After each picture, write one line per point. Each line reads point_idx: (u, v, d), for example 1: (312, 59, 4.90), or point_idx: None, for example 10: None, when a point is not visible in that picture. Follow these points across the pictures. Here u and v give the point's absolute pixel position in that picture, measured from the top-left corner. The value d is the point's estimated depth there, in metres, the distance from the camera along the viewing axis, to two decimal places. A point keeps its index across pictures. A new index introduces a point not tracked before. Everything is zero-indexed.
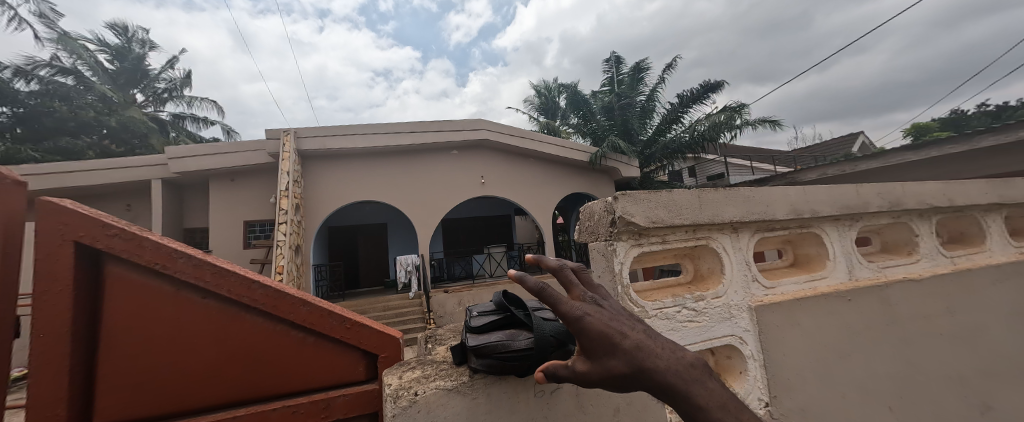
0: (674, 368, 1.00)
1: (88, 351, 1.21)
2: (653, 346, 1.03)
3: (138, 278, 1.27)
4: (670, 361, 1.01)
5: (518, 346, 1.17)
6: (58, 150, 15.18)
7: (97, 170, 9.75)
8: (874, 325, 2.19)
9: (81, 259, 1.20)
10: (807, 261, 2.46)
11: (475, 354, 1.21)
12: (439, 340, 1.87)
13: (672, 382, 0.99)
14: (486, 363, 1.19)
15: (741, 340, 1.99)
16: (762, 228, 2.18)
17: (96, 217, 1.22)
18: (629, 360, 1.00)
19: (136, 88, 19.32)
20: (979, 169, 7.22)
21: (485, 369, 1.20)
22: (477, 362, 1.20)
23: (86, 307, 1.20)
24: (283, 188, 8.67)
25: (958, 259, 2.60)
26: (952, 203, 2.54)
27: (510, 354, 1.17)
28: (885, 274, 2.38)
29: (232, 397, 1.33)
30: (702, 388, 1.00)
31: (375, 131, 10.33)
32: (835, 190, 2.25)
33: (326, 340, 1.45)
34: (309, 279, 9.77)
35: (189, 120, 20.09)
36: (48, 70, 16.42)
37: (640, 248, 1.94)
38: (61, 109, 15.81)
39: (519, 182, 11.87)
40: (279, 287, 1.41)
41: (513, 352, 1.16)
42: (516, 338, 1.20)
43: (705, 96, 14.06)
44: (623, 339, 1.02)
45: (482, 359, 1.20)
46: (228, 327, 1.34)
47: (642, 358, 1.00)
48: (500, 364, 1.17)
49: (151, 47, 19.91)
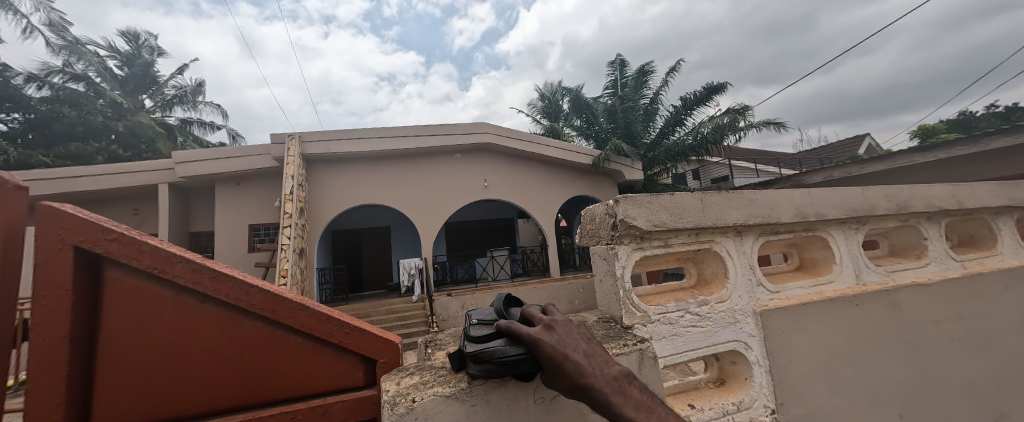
0: (606, 382, 1.08)
1: (86, 356, 1.21)
2: (586, 365, 1.09)
3: (137, 282, 1.27)
4: (600, 378, 1.07)
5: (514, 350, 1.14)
6: (68, 154, 15.41)
7: (105, 175, 9.87)
8: (882, 330, 2.15)
9: (82, 263, 1.20)
10: (813, 265, 2.42)
11: (473, 359, 1.19)
12: (438, 344, 1.86)
13: (606, 394, 1.06)
14: (483, 370, 1.17)
15: (746, 346, 1.95)
16: (767, 231, 2.15)
17: (97, 222, 1.22)
18: (571, 378, 1.06)
19: (145, 93, 19.62)
20: (988, 171, 7.11)
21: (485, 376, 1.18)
22: (475, 368, 1.18)
23: (84, 312, 1.20)
24: (287, 192, 8.69)
25: (969, 263, 2.54)
26: (962, 205, 2.49)
27: (508, 358, 1.13)
28: (895, 277, 2.32)
29: (230, 402, 1.32)
30: (623, 395, 1.07)
31: (378, 134, 10.38)
32: (841, 193, 2.21)
33: (324, 345, 1.43)
34: (312, 283, 9.80)
35: (196, 125, 20.31)
36: (60, 76, 16.71)
37: (642, 251, 1.92)
38: (71, 114, 16.03)
39: (522, 185, 11.86)
40: (278, 292, 1.41)
41: (507, 357, 1.13)
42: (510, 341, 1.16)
43: (709, 98, 13.99)
44: (565, 360, 1.07)
45: (479, 364, 1.19)
46: (225, 331, 1.33)
47: (578, 377, 1.06)
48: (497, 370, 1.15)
49: (160, 53, 20.25)
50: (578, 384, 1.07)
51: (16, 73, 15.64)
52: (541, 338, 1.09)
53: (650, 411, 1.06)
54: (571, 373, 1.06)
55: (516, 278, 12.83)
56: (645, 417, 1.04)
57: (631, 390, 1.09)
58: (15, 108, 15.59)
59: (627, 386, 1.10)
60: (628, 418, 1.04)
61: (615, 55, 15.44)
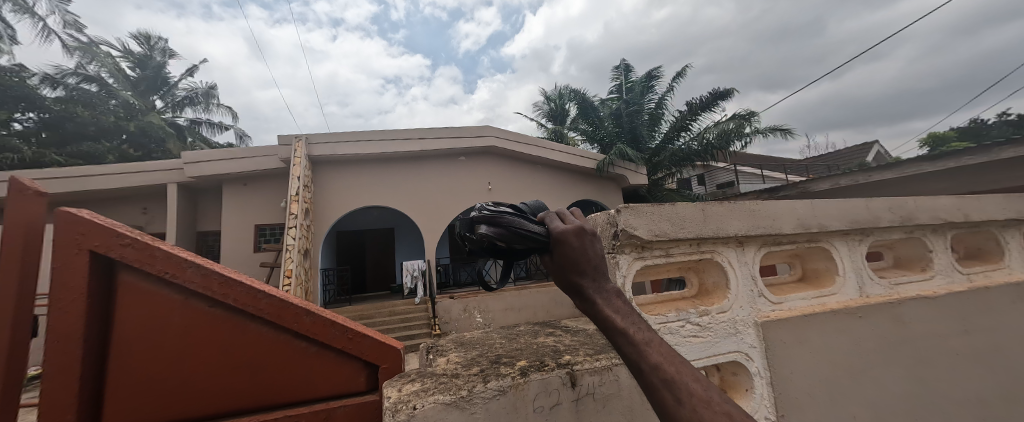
0: (595, 289, 1.03)
1: (99, 357, 1.24)
2: (588, 263, 1.04)
3: (149, 286, 1.30)
4: (592, 278, 1.04)
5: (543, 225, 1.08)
6: (80, 153, 15.69)
7: (116, 174, 10.03)
8: (885, 343, 2.13)
9: (97, 267, 1.25)
10: (815, 276, 2.41)
11: (487, 222, 1.01)
12: (439, 351, 1.88)
13: (593, 296, 1.03)
14: (501, 229, 0.99)
15: (747, 357, 1.94)
16: (769, 242, 2.15)
17: (111, 227, 1.27)
18: (570, 272, 1.04)
19: (156, 94, 19.97)
20: (998, 181, 7.03)
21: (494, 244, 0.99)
22: (488, 228, 0.99)
23: (97, 315, 1.23)
24: (293, 193, 8.79)
25: (975, 276, 2.51)
26: (968, 218, 2.47)
27: (529, 234, 1.01)
28: (900, 290, 2.30)
29: (233, 405, 1.34)
30: (611, 301, 1.02)
31: (384, 137, 10.48)
32: (844, 203, 2.21)
33: (328, 351, 1.46)
34: (316, 284, 9.87)
35: (206, 125, 20.62)
36: (74, 78, 17.07)
37: (643, 261, 1.93)
38: (84, 114, 16.31)
39: (525, 189, 11.88)
40: (284, 297, 1.44)
41: (534, 229, 1.01)
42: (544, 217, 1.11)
43: (714, 104, 13.94)
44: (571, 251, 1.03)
45: (494, 228, 1.00)
46: (231, 334, 1.36)
47: (572, 272, 1.04)
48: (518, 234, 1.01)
49: (171, 55, 20.62)
50: (571, 281, 1.05)
51: (32, 74, 16.00)
52: (568, 231, 1.03)
53: (630, 316, 1.01)
54: (571, 270, 1.03)
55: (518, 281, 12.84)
56: (622, 320, 0.99)
57: (618, 301, 1.03)
58: (30, 108, 15.90)
59: (614, 297, 1.04)
60: (605, 318, 1.00)
61: (620, 60, 15.44)
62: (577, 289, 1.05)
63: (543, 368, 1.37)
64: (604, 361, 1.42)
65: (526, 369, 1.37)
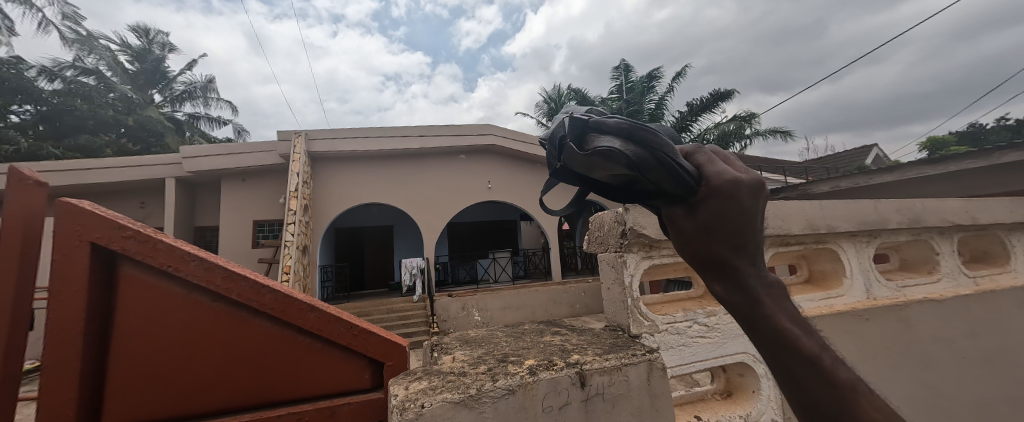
0: (761, 280, 0.71)
1: (99, 351, 1.22)
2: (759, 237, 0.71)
3: (151, 280, 1.28)
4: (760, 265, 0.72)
5: (690, 164, 0.74)
6: (78, 147, 15.59)
7: (113, 168, 9.96)
8: (894, 346, 2.12)
9: (98, 260, 1.22)
10: (822, 278, 2.39)
11: (616, 136, 0.69)
12: (444, 349, 1.85)
13: (753, 290, 0.71)
14: (640, 152, 0.68)
15: (754, 358, 1.94)
16: (777, 242, 2.14)
17: (112, 219, 1.24)
18: (725, 247, 0.71)
19: (155, 88, 19.86)
20: (999, 185, 7.02)
21: (620, 164, 0.67)
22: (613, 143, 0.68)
23: (97, 309, 1.21)
24: (292, 189, 8.74)
25: (982, 279, 2.50)
26: (976, 221, 2.46)
27: (672, 172, 0.68)
28: (906, 293, 2.29)
29: (236, 402, 1.32)
30: (780, 305, 0.72)
31: (384, 134, 10.44)
32: (852, 204, 2.19)
33: (332, 347, 1.44)
34: (314, 280, 9.83)
35: (204, 120, 20.53)
36: (72, 71, 16.97)
37: (651, 260, 1.91)
38: (82, 107, 16.21)
39: (525, 188, 11.86)
40: (288, 292, 1.42)
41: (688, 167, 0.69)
42: (697, 152, 0.75)
43: (714, 105, 13.93)
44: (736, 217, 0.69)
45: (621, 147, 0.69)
46: (234, 329, 1.33)
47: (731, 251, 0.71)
48: (664, 167, 0.68)
49: (171, 49, 20.50)
50: (722, 259, 0.73)
51: (30, 66, 15.89)
52: (735, 177, 0.69)
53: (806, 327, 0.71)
54: (729, 245, 0.71)
55: (517, 280, 12.81)
56: (803, 335, 0.69)
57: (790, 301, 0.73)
58: (27, 101, 15.78)
59: (785, 295, 0.72)
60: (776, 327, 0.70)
61: (620, 60, 15.39)
62: (732, 274, 0.72)
63: (552, 367, 1.35)
64: (613, 361, 1.40)
65: (534, 369, 1.34)
